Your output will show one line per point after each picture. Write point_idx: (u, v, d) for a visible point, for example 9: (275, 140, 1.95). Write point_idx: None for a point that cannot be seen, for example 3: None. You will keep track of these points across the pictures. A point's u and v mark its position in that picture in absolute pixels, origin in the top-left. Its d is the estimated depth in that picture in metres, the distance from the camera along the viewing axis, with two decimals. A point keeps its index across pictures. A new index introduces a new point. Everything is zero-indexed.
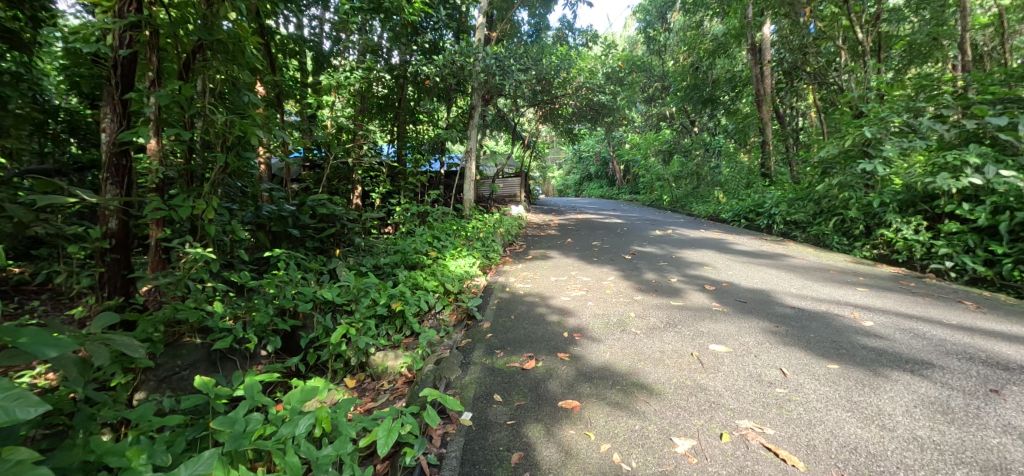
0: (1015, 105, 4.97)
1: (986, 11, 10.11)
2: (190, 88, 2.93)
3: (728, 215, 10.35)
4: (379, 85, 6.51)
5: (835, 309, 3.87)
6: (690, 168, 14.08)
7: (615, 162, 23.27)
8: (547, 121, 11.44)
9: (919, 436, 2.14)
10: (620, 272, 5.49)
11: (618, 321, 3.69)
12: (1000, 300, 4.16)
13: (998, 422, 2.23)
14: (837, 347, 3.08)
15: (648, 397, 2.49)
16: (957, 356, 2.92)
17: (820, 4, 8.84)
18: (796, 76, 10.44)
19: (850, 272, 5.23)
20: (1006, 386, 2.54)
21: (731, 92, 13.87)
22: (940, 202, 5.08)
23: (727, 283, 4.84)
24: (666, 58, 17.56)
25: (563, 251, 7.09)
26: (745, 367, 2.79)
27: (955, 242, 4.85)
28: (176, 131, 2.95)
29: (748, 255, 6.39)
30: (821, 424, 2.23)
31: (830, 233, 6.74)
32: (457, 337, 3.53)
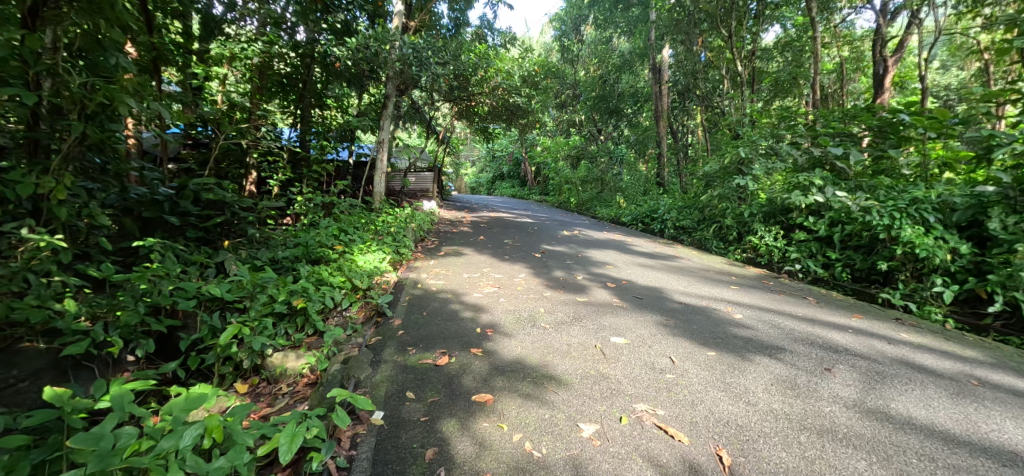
0: (848, 139, 6.06)
1: (833, 59, 12.16)
2: (34, 40, 2.50)
3: (627, 218, 11.23)
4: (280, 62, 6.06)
5: (713, 305, 4.42)
6: (595, 173, 14.98)
7: (528, 163, 23.91)
8: (462, 115, 11.64)
9: (775, 408, 2.55)
10: (531, 269, 5.72)
11: (529, 316, 3.87)
12: (833, 296, 5.04)
13: (830, 394, 2.73)
14: (716, 336, 3.53)
15: (556, 387, 2.67)
16: (803, 342, 3.51)
17: (710, 36, 10.16)
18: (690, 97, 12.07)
19: (726, 273, 5.98)
20: (836, 365, 3.12)
21: (633, 107, 15.89)
22: (794, 214, 5.99)
23: (625, 280, 5.28)
24: (579, 68, 18.52)
25: (474, 248, 7.18)
26: (641, 356, 3.10)
27: (803, 248, 5.77)
28: (15, 90, 2.49)
29: (643, 255, 7.00)
30: (701, 403, 2.56)
31: (710, 237, 7.63)
32: (366, 335, 3.44)
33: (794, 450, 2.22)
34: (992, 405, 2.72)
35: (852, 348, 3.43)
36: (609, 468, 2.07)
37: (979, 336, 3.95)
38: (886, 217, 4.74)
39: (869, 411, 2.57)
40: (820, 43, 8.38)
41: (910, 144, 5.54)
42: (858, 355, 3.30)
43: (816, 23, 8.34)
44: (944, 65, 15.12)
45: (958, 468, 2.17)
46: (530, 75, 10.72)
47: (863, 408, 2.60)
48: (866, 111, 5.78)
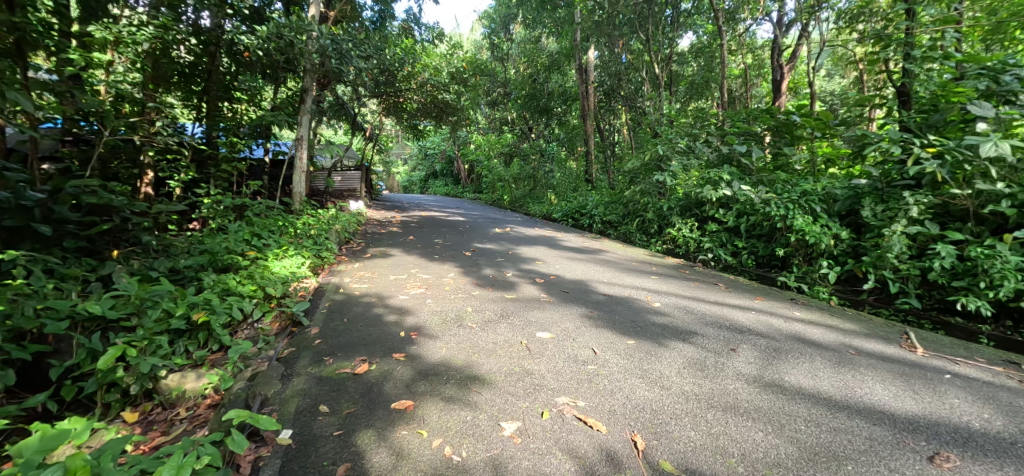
0: (751, 137, 6.59)
1: (740, 65, 13.23)
2: None
3: (558, 215, 11.45)
4: (180, 48, 5.67)
5: (635, 294, 4.61)
6: (527, 171, 15.14)
7: (461, 161, 23.72)
8: (390, 111, 11.31)
9: (686, 390, 2.70)
10: (460, 268, 5.67)
11: (456, 316, 3.83)
12: (741, 281, 5.45)
13: (735, 372, 2.94)
14: (635, 325, 3.69)
15: (480, 387, 2.66)
16: (712, 325, 3.76)
17: (630, 40, 10.75)
18: (613, 97, 13.18)
19: (647, 263, 6.28)
20: (741, 345, 3.37)
21: (563, 106, 16.34)
22: (706, 207, 6.42)
23: (553, 275, 5.38)
24: (509, 66, 18.66)
25: (403, 249, 6.99)
26: (565, 349, 3.17)
27: (715, 239, 6.19)
28: None
29: (572, 250, 7.17)
30: (620, 391, 2.66)
31: (634, 231, 7.99)
32: (278, 347, 3.22)
33: (702, 428, 2.36)
34: (866, 371, 3.06)
35: (754, 328, 3.72)
36: (529, 465, 2.08)
37: (857, 310, 4.44)
38: (783, 208, 5.20)
39: (767, 385, 2.80)
40: (727, 50, 9.14)
41: (802, 142, 6.13)
42: (759, 334, 3.59)
43: (723, 31, 9.02)
44: (832, 73, 16.95)
45: (838, 429, 2.41)
46: (458, 72, 10.63)
47: (763, 383, 2.83)
48: (765, 113, 6.33)
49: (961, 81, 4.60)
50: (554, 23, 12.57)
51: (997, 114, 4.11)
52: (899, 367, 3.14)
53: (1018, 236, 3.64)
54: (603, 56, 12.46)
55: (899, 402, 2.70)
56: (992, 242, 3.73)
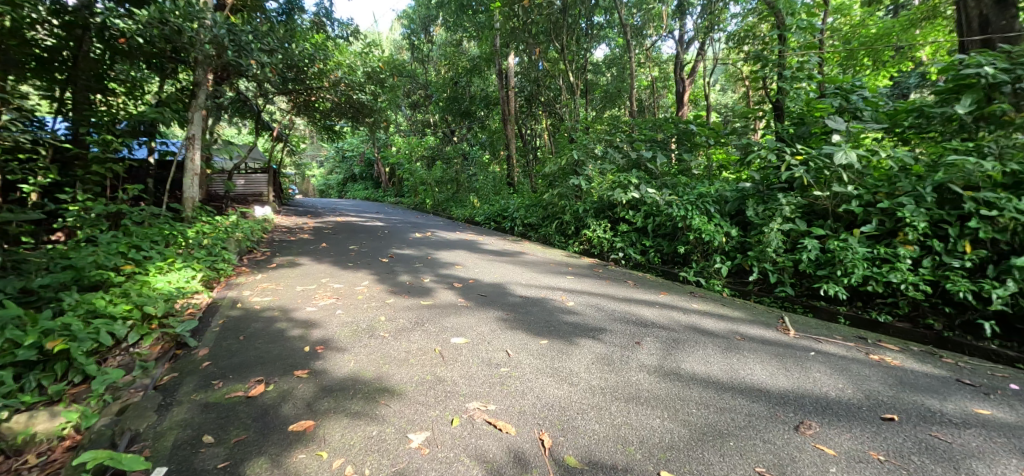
0: (656, 144, 7.08)
1: (648, 77, 14.18)
2: None
3: (480, 218, 11.43)
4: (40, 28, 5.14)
5: (550, 294, 4.74)
6: (449, 174, 14.97)
7: (381, 164, 22.98)
8: (299, 110, 10.65)
9: (593, 385, 2.82)
10: (375, 276, 5.48)
11: (367, 327, 3.68)
12: (648, 278, 5.80)
13: (638, 364, 3.12)
14: (549, 325, 3.80)
15: (389, 399, 2.58)
16: (620, 320, 3.97)
17: (548, 48, 11.09)
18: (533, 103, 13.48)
19: (563, 264, 6.48)
20: (644, 338, 3.59)
21: (484, 110, 16.45)
22: (618, 209, 6.75)
23: (472, 279, 5.37)
24: (430, 69, 18.43)
25: (314, 257, 6.60)
26: (480, 353, 3.18)
27: (626, 238, 6.53)
28: None
29: (492, 253, 7.21)
30: (530, 391, 2.72)
31: (553, 232, 8.21)
32: (157, 373, 2.89)
33: (606, 420, 2.47)
34: (750, 354, 3.39)
35: (656, 321, 3.98)
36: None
37: (744, 300, 4.91)
38: (683, 209, 5.61)
39: (666, 374, 3.00)
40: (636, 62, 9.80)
41: (699, 149, 6.70)
42: (660, 327, 3.84)
43: (631, 45, 9.63)
44: (729, 86, 18.72)
45: (724, 409, 2.64)
46: (375, 73, 10.11)
47: (662, 372, 3.03)
48: (668, 122, 6.83)
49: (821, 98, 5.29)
50: (474, 28, 12.62)
51: (846, 128, 4.78)
52: (776, 349, 3.51)
53: (863, 231, 4.23)
54: (522, 62, 12.73)
55: (776, 379, 3.02)
56: (846, 235, 4.29)
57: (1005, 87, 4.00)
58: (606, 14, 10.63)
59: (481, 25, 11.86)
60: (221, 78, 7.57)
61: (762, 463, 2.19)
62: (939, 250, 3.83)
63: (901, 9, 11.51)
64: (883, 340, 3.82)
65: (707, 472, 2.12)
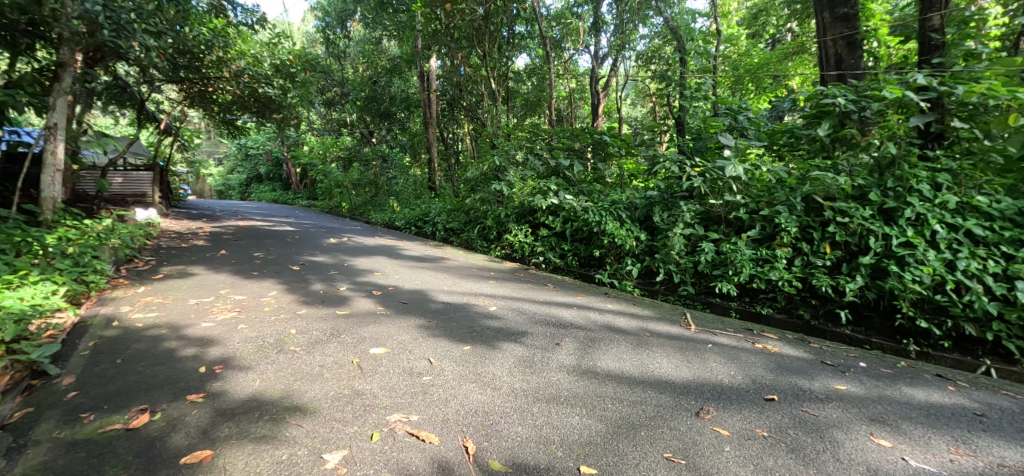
0: (572, 153, 7.49)
1: (567, 88, 14.81)
2: None
3: (400, 223, 11.15)
4: None
5: (473, 300, 4.82)
6: (367, 176, 14.44)
7: (290, 163, 21.64)
8: (193, 101, 10.19)
9: (515, 388, 2.94)
10: (284, 285, 5.21)
11: (275, 341, 3.52)
12: (567, 280, 6.07)
13: (558, 364, 3.30)
14: (472, 330, 3.88)
15: (300, 419, 2.51)
16: (540, 323, 4.15)
17: (470, 54, 11.22)
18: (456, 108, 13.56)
19: (486, 268, 6.59)
20: (563, 339, 3.79)
21: (405, 112, 16.35)
22: (538, 214, 6.98)
23: (392, 286, 5.30)
24: (346, 65, 17.72)
25: (210, 267, 6.10)
26: (400, 363, 3.19)
27: (547, 243, 6.76)
28: None
29: (413, 259, 7.13)
30: (453, 398, 2.78)
31: (475, 237, 8.28)
32: (4, 410, 2.55)
33: (528, 421, 2.59)
34: (657, 349, 3.71)
35: (574, 322, 4.20)
36: None
37: (652, 299, 5.32)
38: (598, 214, 5.96)
39: (583, 372, 3.21)
40: (555, 73, 10.20)
41: (613, 159, 7.17)
42: (578, 327, 4.07)
43: (551, 56, 10.00)
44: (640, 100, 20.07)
45: (636, 402, 2.88)
46: (284, 65, 9.66)
47: (579, 371, 3.23)
48: (585, 132, 7.27)
49: (715, 117, 5.94)
50: (394, 27, 12.37)
51: (736, 144, 5.40)
52: (679, 343, 3.87)
53: (749, 235, 4.80)
54: (444, 65, 12.70)
55: (679, 371, 3.34)
56: (736, 239, 4.84)
57: (854, 115, 4.77)
58: (526, 24, 10.95)
59: (402, 25, 11.66)
60: (93, 59, 6.83)
61: (669, 449, 2.42)
62: (807, 251, 4.44)
63: (782, 41, 13.08)
64: (765, 330, 4.34)
65: (622, 462, 2.31)
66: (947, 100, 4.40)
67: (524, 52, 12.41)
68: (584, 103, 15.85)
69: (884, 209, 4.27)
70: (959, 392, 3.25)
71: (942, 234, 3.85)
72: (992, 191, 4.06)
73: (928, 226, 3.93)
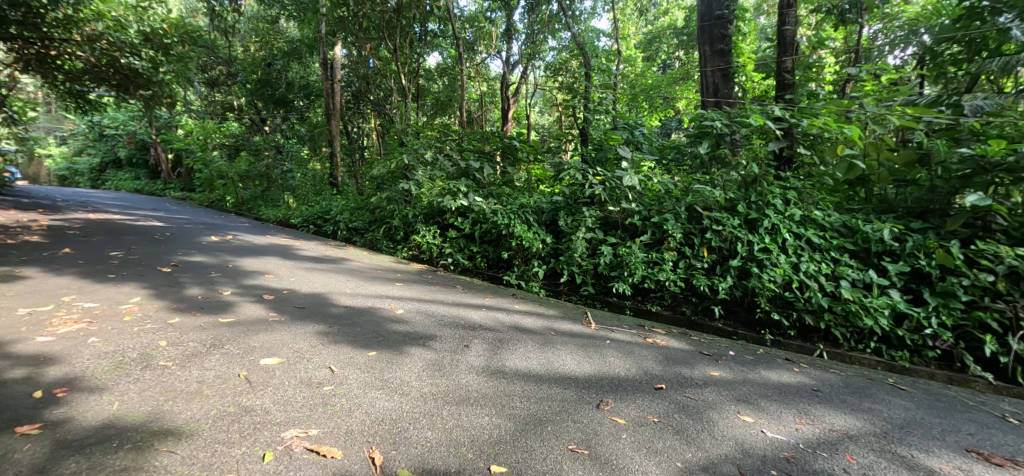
0: (483, 156, 7.67)
1: (478, 91, 15.05)
2: None
3: (296, 220, 10.35)
4: None
5: (378, 303, 4.76)
6: (257, 168, 13.27)
7: (160, 148, 19.26)
8: (27, 67, 8.94)
9: (424, 392, 3.00)
10: (150, 290, 4.71)
11: (139, 356, 3.21)
12: (475, 282, 6.19)
13: (467, 366, 3.41)
14: (378, 336, 3.85)
15: (174, 444, 2.32)
16: (449, 325, 4.23)
17: (378, 46, 11.04)
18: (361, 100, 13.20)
19: (391, 270, 6.49)
20: (472, 340, 3.90)
21: (304, 100, 16.05)
22: (448, 215, 7.01)
23: (285, 290, 5.03)
24: (235, 43, 16.22)
25: (48, 269, 5.28)
26: (296, 374, 3.09)
27: (455, 244, 6.82)
28: None
29: (310, 260, 6.79)
30: (357, 409, 2.75)
31: (380, 238, 8.04)
32: None
33: (437, 425, 2.66)
34: (561, 347, 3.96)
35: (482, 323, 4.33)
36: None
37: (557, 299, 5.63)
38: (507, 217, 6.18)
39: (492, 373, 3.35)
40: (466, 75, 10.31)
41: (522, 164, 7.47)
42: (486, 328, 4.21)
43: (462, 56, 10.08)
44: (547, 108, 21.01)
45: (543, 398, 3.07)
46: (156, 35, 8.53)
47: (489, 371, 3.36)
48: (495, 135, 7.54)
49: (614, 130, 6.48)
50: (293, 9, 11.65)
51: (632, 156, 5.94)
52: (581, 340, 4.17)
53: (642, 239, 5.29)
54: (350, 54, 12.27)
55: (580, 366, 3.60)
56: (631, 244, 5.30)
57: (727, 137, 5.51)
58: (439, 23, 11.01)
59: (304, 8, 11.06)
60: None
61: (573, 441, 2.62)
62: (689, 255, 5.00)
63: (672, 68, 14.51)
64: (655, 326, 4.81)
65: (530, 458, 2.45)
66: (794, 131, 5.27)
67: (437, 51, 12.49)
68: (494, 107, 16.22)
69: (748, 219, 4.95)
70: (802, 373, 3.89)
71: (791, 241, 4.60)
72: (824, 207, 4.96)
73: (780, 234, 4.66)
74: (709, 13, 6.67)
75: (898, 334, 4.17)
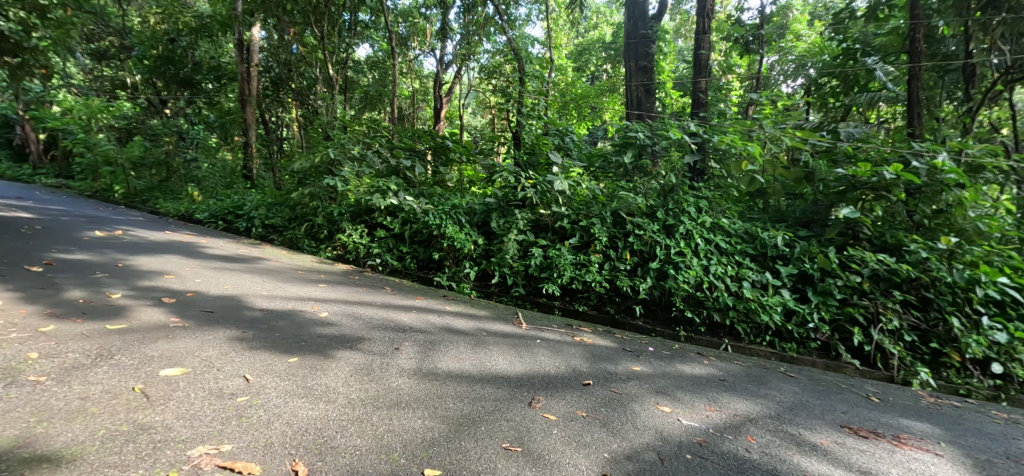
0: (414, 154, 7.62)
1: (409, 88, 14.83)
2: None
3: (201, 215, 9.41)
4: None
5: (299, 306, 4.58)
6: (154, 155, 12.08)
7: (30, 126, 16.85)
8: None
9: (352, 398, 2.96)
10: (20, 294, 4.17)
11: (4, 370, 2.85)
12: (405, 283, 6.13)
13: (397, 369, 3.41)
14: (299, 340, 3.73)
15: (53, 470, 2.08)
16: (377, 328, 4.18)
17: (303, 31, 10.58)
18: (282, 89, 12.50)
19: (314, 271, 6.24)
20: (402, 343, 3.88)
21: (215, 83, 14.47)
22: (376, 214, 6.86)
23: (190, 293, 4.67)
24: (131, 14, 14.64)
25: None
26: (204, 385, 2.91)
27: (384, 244, 6.69)
28: None
29: (220, 259, 6.35)
30: (278, 419, 2.66)
31: (301, 236, 7.62)
32: None
33: (368, 432, 2.63)
34: (491, 347, 4.05)
35: (413, 326, 4.33)
36: None
37: (488, 300, 5.73)
38: (439, 218, 6.19)
39: (423, 375, 3.37)
40: (398, 70, 10.15)
41: (454, 165, 7.52)
42: (417, 331, 4.21)
43: (394, 50, 9.90)
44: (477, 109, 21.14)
45: (476, 399, 3.14)
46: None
47: (421, 374, 3.38)
48: (427, 134, 7.53)
49: (546, 135, 6.71)
50: None
51: (562, 161, 6.18)
52: (511, 340, 4.29)
53: (571, 242, 5.53)
54: (270, 38, 11.57)
55: (510, 365, 3.72)
56: (560, 246, 5.53)
57: (648, 148, 5.93)
58: (370, 14, 10.78)
59: None
60: None
61: (507, 439, 2.72)
62: (613, 257, 5.30)
63: (599, 79, 15.24)
64: (581, 324, 5.06)
65: (464, 458, 2.51)
66: (707, 145, 5.78)
67: (368, 42, 12.19)
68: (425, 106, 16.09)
69: (666, 224, 5.36)
70: (710, 364, 4.29)
71: (703, 245, 5.07)
72: (730, 215, 5.51)
73: (694, 238, 5.12)
74: (635, 31, 7.21)
75: (788, 329, 4.72)
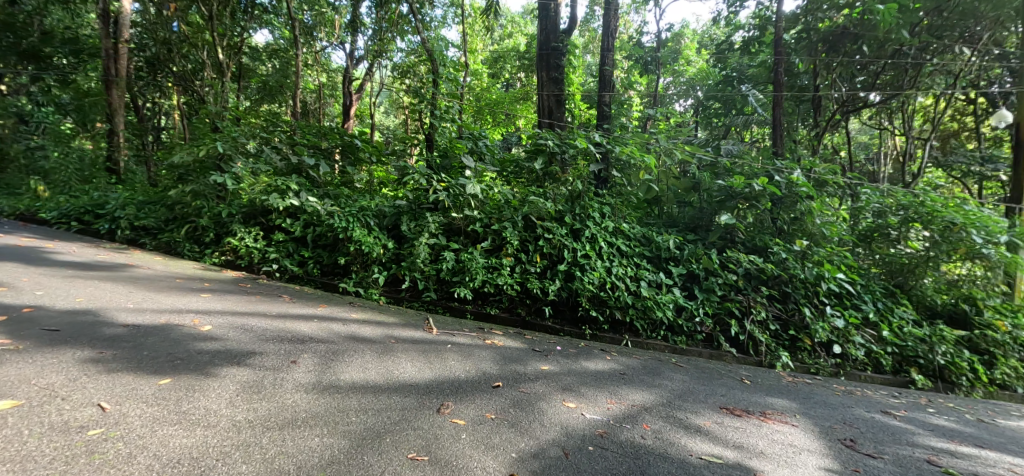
0: (319, 152, 7.19)
1: (314, 82, 13.98)
2: None
3: (47, 214, 8.06)
4: None
5: (175, 320, 4.11)
6: None
7: None
8: None
9: (236, 421, 2.72)
10: None
11: None
12: (305, 291, 5.76)
13: (293, 385, 3.20)
14: (173, 359, 3.35)
15: None
16: (270, 340, 3.89)
17: (189, 8, 9.59)
18: (160, 71, 11.13)
19: (196, 279, 5.64)
20: (299, 355, 3.66)
21: (70, 58, 12.42)
22: (273, 216, 6.37)
23: (28, 308, 3.98)
24: None
25: None
26: (42, 419, 2.50)
27: (281, 249, 6.22)
28: None
29: (73, 266, 5.49)
30: (143, 451, 2.36)
31: (181, 240, 6.82)
32: None
33: (255, 457, 2.44)
34: (398, 355, 3.95)
35: (312, 336, 4.09)
36: None
37: (398, 305, 5.59)
38: (345, 221, 5.90)
39: (322, 389, 3.20)
40: (302, 61, 9.52)
41: (362, 165, 7.24)
42: (317, 341, 3.99)
43: (298, 39, 9.29)
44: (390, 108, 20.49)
45: (380, 409, 3.05)
46: None
47: (320, 387, 3.21)
48: (334, 132, 7.16)
49: (460, 138, 6.69)
50: None
51: (475, 165, 6.17)
52: (420, 346, 4.22)
53: (483, 245, 5.58)
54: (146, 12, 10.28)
55: (418, 372, 3.66)
56: (472, 250, 5.55)
57: (558, 155, 6.14)
58: None
59: None
60: None
61: (412, 449, 2.67)
62: (524, 260, 5.43)
63: (514, 87, 15.54)
64: (492, 327, 5.12)
65: (365, 473, 2.43)
66: (609, 155, 6.14)
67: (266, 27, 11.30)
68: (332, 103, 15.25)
69: (573, 228, 5.61)
70: (612, 360, 4.56)
71: (605, 248, 5.40)
72: (629, 221, 5.92)
73: (598, 242, 5.44)
74: (547, 43, 7.47)
75: (679, 324, 5.16)
